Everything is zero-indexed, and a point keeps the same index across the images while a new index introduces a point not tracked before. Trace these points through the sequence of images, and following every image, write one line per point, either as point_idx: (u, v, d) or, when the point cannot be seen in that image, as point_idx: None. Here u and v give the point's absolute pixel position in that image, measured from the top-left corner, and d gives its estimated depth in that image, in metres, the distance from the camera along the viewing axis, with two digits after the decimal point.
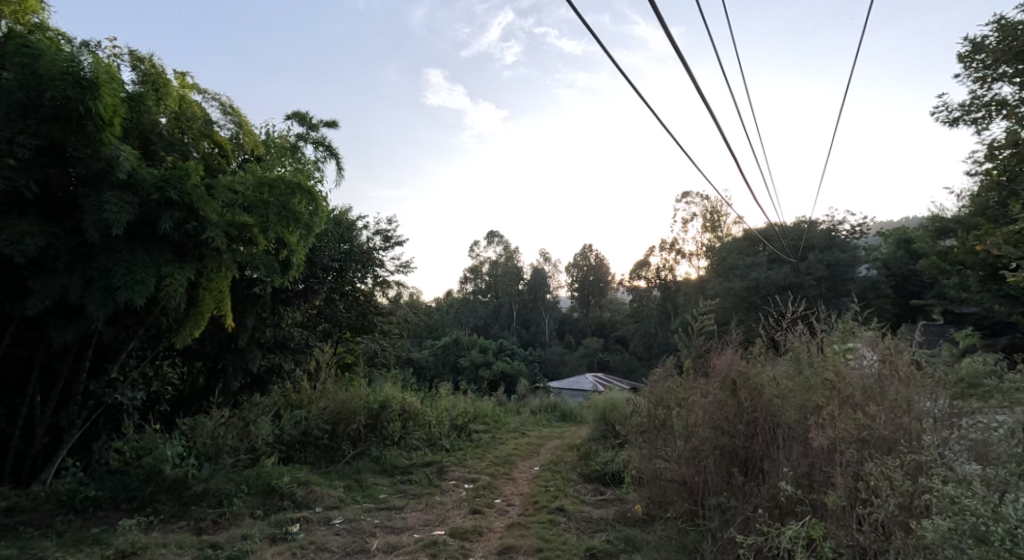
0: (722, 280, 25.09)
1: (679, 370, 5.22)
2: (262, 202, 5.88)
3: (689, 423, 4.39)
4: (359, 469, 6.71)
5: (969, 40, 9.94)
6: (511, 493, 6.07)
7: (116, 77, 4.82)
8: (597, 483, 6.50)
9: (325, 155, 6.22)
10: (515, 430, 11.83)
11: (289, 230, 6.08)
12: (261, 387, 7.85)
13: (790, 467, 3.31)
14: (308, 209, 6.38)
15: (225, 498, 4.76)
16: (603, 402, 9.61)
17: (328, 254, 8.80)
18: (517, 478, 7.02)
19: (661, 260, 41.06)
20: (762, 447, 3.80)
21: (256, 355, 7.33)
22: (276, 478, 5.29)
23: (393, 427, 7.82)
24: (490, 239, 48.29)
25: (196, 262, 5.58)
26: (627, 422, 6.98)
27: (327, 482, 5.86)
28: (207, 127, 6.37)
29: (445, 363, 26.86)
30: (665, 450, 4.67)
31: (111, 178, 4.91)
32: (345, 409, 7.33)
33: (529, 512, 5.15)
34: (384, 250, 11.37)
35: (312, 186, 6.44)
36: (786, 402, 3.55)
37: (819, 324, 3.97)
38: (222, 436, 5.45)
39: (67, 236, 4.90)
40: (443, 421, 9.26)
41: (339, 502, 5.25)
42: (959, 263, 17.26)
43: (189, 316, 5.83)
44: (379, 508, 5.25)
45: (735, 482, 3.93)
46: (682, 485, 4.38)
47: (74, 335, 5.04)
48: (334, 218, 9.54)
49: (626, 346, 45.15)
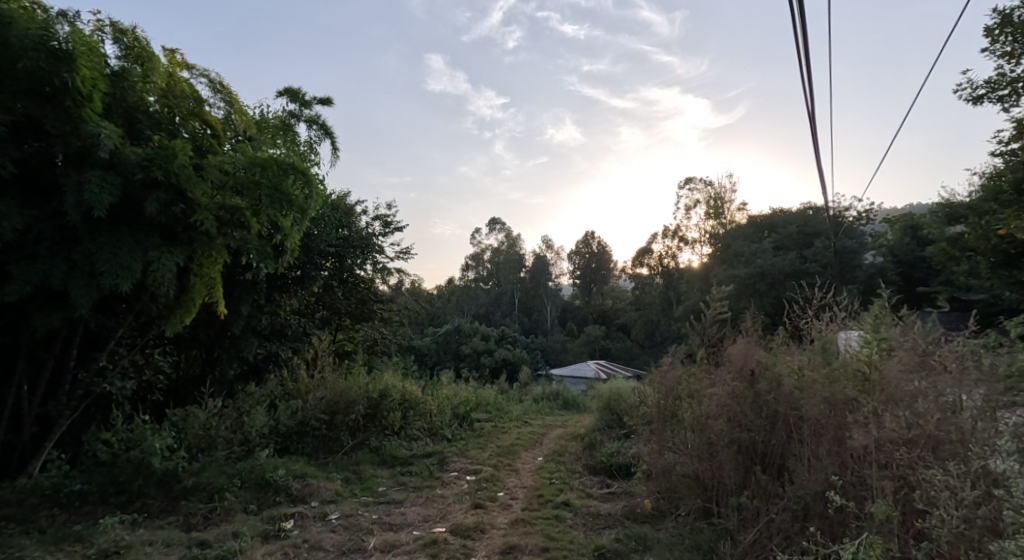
0: (726, 268, 24.80)
1: (691, 360, 4.99)
2: (253, 184, 5.59)
3: (702, 416, 4.15)
4: (357, 461, 6.52)
5: (996, 13, 9.50)
6: (514, 486, 5.87)
7: (93, 48, 4.55)
8: (603, 475, 6.30)
9: (320, 134, 5.96)
10: (517, 418, 11.65)
11: (282, 213, 5.84)
12: (257, 376, 7.65)
13: (818, 465, 3.08)
14: (302, 191, 6.13)
15: (216, 493, 4.56)
16: (608, 391, 9.41)
17: (326, 240, 8.56)
18: (520, 469, 6.83)
19: (664, 247, 40.70)
20: (784, 442, 3.57)
21: (251, 343, 7.11)
22: (271, 471, 5.09)
23: (393, 417, 7.63)
24: (492, 226, 47.94)
25: (185, 247, 5.33)
26: (633, 413, 6.77)
27: (324, 475, 5.67)
28: (196, 105, 6.07)
29: (447, 350, 26.73)
30: (677, 442, 4.45)
31: (94, 157, 4.67)
32: (343, 398, 7.12)
33: (534, 507, 4.96)
34: (384, 236, 11.13)
35: (306, 167, 6.17)
36: (811, 395, 3.31)
37: (843, 311, 3.74)
38: (215, 428, 5.25)
39: (47, 218, 4.65)
40: (445, 410, 9.07)
41: (336, 496, 5.05)
42: (970, 249, 16.93)
43: (180, 302, 5.60)
44: (378, 502, 5.06)
45: (754, 478, 3.71)
46: (695, 480, 4.16)
47: (57, 322, 4.80)
48: (332, 203, 9.29)
49: (628, 334, 44.98)
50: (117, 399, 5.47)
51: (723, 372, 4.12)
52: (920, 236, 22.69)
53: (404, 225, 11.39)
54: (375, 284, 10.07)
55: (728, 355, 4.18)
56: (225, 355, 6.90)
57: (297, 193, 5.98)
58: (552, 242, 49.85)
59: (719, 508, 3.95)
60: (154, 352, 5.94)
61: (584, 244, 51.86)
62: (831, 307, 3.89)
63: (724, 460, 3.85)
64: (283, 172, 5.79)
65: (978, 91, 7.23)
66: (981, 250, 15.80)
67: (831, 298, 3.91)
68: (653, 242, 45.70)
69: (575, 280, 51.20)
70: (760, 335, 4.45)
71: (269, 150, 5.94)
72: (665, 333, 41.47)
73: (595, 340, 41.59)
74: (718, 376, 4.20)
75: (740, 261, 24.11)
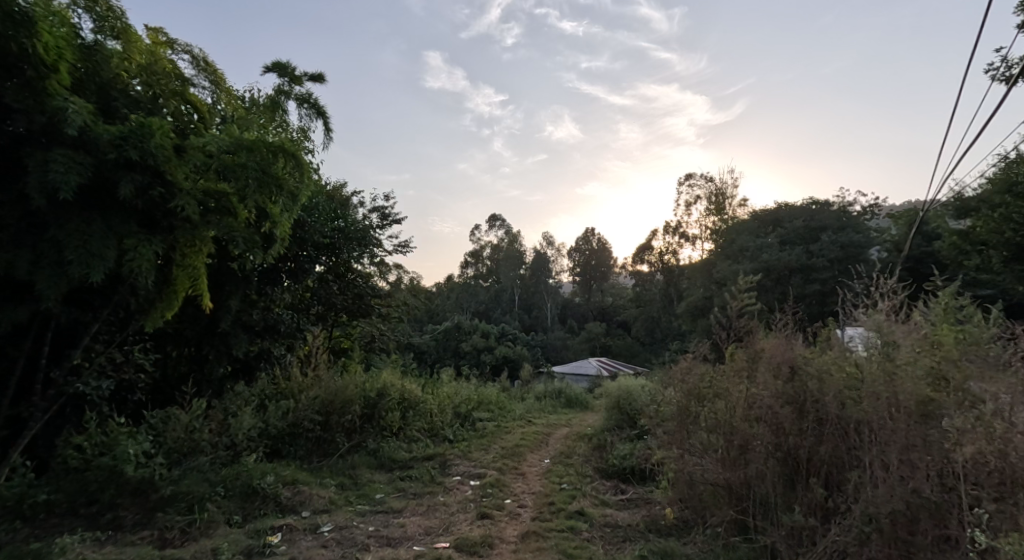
0: (730, 263, 24.41)
1: (713, 357, 4.61)
2: (239, 167, 5.14)
3: (734, 417, 3.76)
4: (354, 465, 6.13)
5: None
6: (521, 492, 5.47)
7: (56, 14, 4.12)
8: (616, 479, 5.91)
9: (312, 114, 5.51)
10: (520, 417, 11.24)
11: (269, 197, 5.41)
12: (248, 374, 7.24)
13: (891, 482, 2.69)
14: (292, 174, 5.70)
15: (197, 503, 4.12)
16: (615, 389, 9.01)
17: (321, 231, 8.14)
18: (527, 473, 6.43)
19: (665, 244, 40.26)
20: (839, 449, 3.19)
21: (241, 339, 6.69)
22: (259, 478, 4.67)
23: (392, 417, 7.24)
24: (492, 223, 47.40)
25: (166, 235, 4.91)
26: (648, 412, 6.38)
27: (318, 481, 5.27)
28: (180, 85, 5.63)
29: (446, 348, 26.33)
30: (702, 445, 4.06)
31: (61, 135, 4.25)
32: (339, 397, 6.70)
33: (545, 517, 4.57)
34: (381, 229, 10.71)
35: (295, 148, 5.72)
36: (871, 396, 2.92)
37: (897, 300, 3.32)
38: (199, 430, 4.83)
39: (11, 203, 4.23)
40: (446, 409, 8.68)
41: (330, 506, 4.63)
42: (980, 243, 16.53)
43: (161, 295, 5.17)
44: (375, 512, 4.66)
45: (800, 490, 3.32)
46: (726, 489, 3.77)
47: (22, 317, 4.37)
48: (326, 193, 8.87)
49: (629, 331, 44.63)
50: (93, 400, 5.04)
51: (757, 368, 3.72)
52: (926, 230, 22.30)
53: (403, 217, 10.97)
54: (372, 279, 9.65)
55: (762, 351, 3.77)
56: (213, 351, 6.48)
57: (287, 175, 5.54)
58: (552, 239, 49.43)
59: (755, 520, 3.56)
60: (135, 349, 5.51)
61: (584, 240, 51.40)
62: (883, 297, 3.47)
63: (761, 466, 3.46)
64: (272, 154, 5.35)
65: (1015, 69, 6.78)
66: (993, 244, 15.43)
67: (882, 286, 3.49)
68: (653, 238, 45.32)
69: (575, 276, 50.79)
70: (797, 328, 4.03)
71: (257, 130, 5.48)
72: (666, 330, 41.12)
73: (596, 337, 41.25)
74: (752, 374, 3.79)
75: (744, 256, 23.72)
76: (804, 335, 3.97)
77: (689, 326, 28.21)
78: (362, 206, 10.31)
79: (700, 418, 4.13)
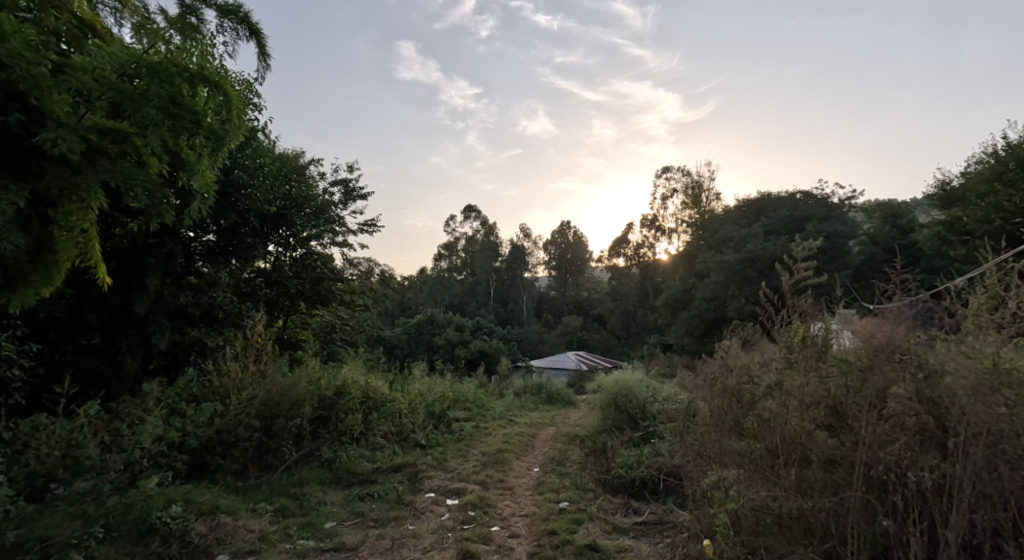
0: (712, 253, 23.76)
1: (759, 349, 3.63)
2: (141, 98, 3.82)
3: (813, 426, 2.81)
4: (302, 480, 4.97)
5: None
6: (511, 514, 4.42)
7: None
8: (624, 495, 4.92)
9: (242, 30, 4.27)
10: (501, 416, 10.14)
11: (187, 140, 4.15)
12: (175, 371, 5.97)
13: None
14: (218, 114, 4.42)
15: (58, 552, 2.92)
16: (610, 383, 7.96)
17: (269, 200, 6.90)
18: (515, 485, 5.37)
19: (642, 237, 39.69)
20: (992, 480, 2.23)
21: (163, 328, 5.45)
22: (161, 509, 3.45)
23: (352, 420, 6.11)
24: (467, 215, 46.07)
25: (36, 183, 3.64)
26: (670, 421, 5.40)
27: (248, 507, 4.08)
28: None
29: (419, 342, 25.03)
30: (763, 459, 3.09)
31: None
32: (286, 397, 5.49)
33: (546, 555, 3.52)
34: (345, 207, 9.50)
35: (223, 77, 4.43)
36: None
37: None
38: (82, 444, 3.61)
39: None
40: (418, 409, 7.55)
41: (258, 546, 3.44)
42: (968, 234, 16.21)
43: (36, 266, 3.82)
44: (320, 551, 3.51)
45: (936, 530, 2.35)
46: (800, 522, 2.78)
47: None
48: (277, 157, 7.60)
49: (605, 325, 43.98)
50: None
51: (845, 364, 2.75)
52: (901, 224, 22.17)
53: (369, 194, 9.77)
54: (334, 261, 8.43)
55: (861, 341, 2.74)
56: (128, 343, 5.22)
57: (209, 113, 4.25)
58: (527, 231, 48.40)
59: None
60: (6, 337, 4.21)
61: (559, 233, 50.42)
62: None
63: (860, 492, 2.51)
64: (187, 84, 4.05)
65: None
66: (980, 233, 15.11)
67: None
68: (629, 231, 44.72)
69: (551, 269, 49.84)
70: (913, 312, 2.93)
71: (169, 50, 4.17)
72: (643, 323, 40.65)
73: (573, 331, 40.43)
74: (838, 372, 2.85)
75: (727, 247, 23.06)
76: (919, 327, 2.92)
77: (669, 319, 27.51)
78: (323, 179, 9.10)
79: (755, 425, 3.16)
